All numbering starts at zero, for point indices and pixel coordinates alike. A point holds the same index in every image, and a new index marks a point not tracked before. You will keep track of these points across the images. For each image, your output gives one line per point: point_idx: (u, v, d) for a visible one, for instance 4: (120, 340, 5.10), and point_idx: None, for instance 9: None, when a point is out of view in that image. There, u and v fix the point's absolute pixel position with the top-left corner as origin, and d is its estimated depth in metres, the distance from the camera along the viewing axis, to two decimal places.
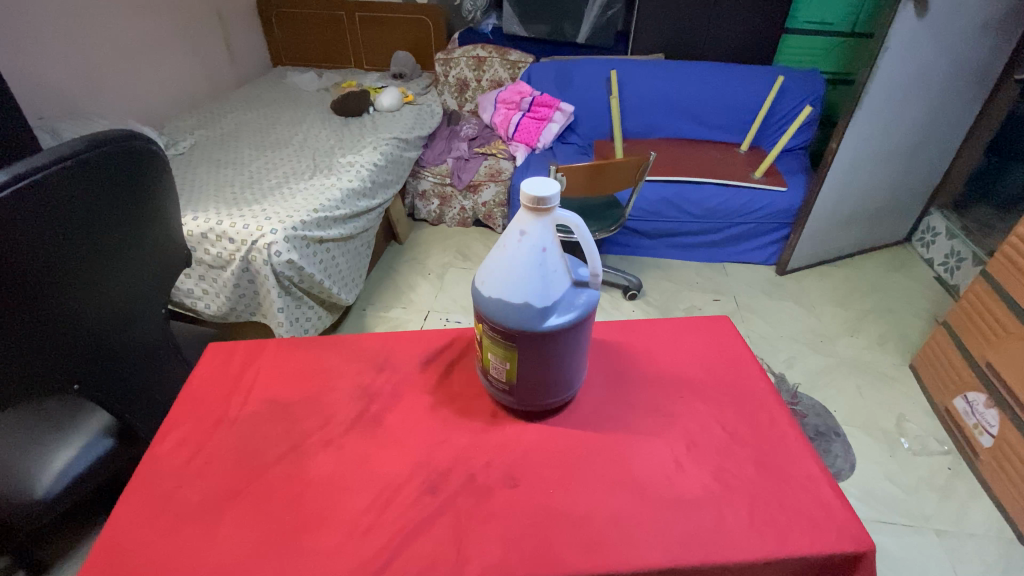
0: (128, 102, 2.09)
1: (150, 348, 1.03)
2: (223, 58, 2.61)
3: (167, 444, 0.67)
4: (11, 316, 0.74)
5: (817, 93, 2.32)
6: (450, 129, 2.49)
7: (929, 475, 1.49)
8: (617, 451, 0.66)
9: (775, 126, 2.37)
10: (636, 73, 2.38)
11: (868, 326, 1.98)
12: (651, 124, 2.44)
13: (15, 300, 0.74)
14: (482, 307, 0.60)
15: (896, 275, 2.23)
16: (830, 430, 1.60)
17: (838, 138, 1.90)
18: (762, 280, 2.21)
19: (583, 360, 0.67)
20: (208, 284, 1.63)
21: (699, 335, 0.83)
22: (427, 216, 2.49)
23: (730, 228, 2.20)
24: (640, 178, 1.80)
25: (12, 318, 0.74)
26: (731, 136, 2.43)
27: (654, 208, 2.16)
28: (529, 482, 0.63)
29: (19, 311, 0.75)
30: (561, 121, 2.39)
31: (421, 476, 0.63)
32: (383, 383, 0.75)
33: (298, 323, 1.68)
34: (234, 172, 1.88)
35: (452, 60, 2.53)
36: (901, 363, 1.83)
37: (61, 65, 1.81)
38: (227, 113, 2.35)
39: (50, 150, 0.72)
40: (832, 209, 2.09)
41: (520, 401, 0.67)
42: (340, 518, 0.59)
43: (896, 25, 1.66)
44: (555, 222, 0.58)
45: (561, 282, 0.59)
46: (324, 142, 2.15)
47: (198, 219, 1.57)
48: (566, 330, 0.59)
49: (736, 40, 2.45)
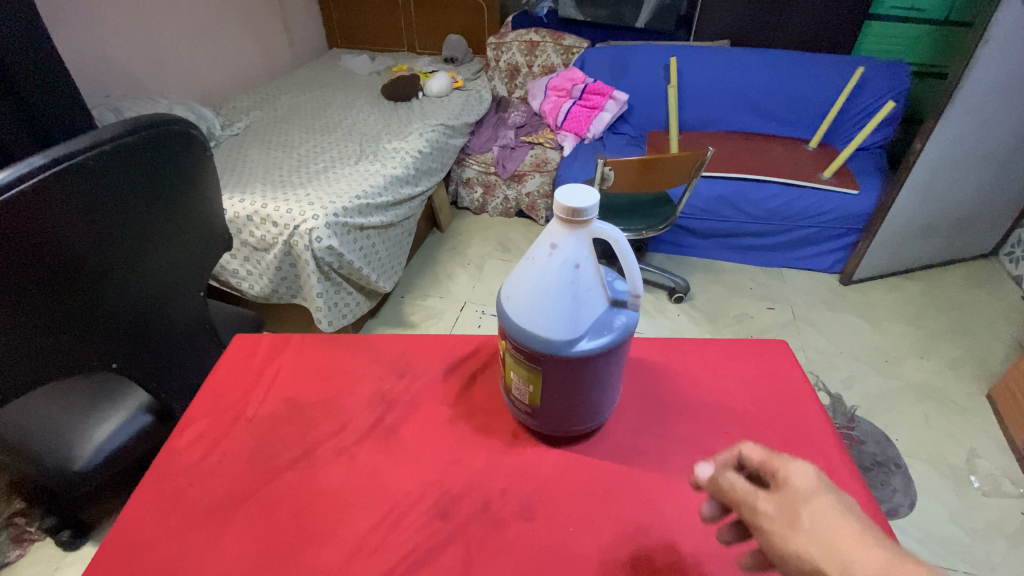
0: (189, 84, 2.16)
1: (190, 330, 1.06)
2: (281, 40, 2.66)
3: (185, 438, 0.66)
4: (16, 304, 0.71)
5: (899, 86, 2.11)
6: (498, 116, 2.44)
7: (999, 519, 1.34)
8: (646, 489, 0.60)
9: (850, 121, 2.17)
10: (698, 60, 2.23)
11: (941, 347, 1.80)
12: (710, 116, 2.30)
13: (26, 288, 0.71)
14: (506, 324, 0.55)
15: (977, 293, 2.01)
16: (889, 460, 1.46)
17: (922, 139, 1.72)
18: (823, 290, 2.04)
19: (616, 385, 0.61)
20: (252, 266, 1.66)
21: (749, 362, 0.75)
22: (470, 205, 2.45)
23: (791, 231, 2.04)
24: (694, 175, 1.68)
25: (19, 306, 0.72)
26: (798, 131, 2.25)
27: (708, 206, 2.02)
28: (550, 516, 0.57)
29: (33, 298, 0.73)
30: (614, 110, 2.28)
31: (434, 497, 0.59)
32: (402, 391, 0.71)
33: (336, 308, 1.69)
34: (283, 154, 1.91)
35: (504, 45, 2.46)
36: (977, 393, 1.65)
37: (129, 48, 1.89)
38: (281, 95, 2.39)
39: (89, 134, 0.71)
40: (910, 215, 1.90)
41: (544, 426, 0.62)
42: (347, 536, 0.56)
43: (1001, 13, 1.48)
44: (592, 236, 0.52)
45: (595, 302, 0.53)
46: (372, 127, 2.15)
47: (244, 201, 1.60)
48: (596, 356, 0.53)
49: (812, 27, 2.25)
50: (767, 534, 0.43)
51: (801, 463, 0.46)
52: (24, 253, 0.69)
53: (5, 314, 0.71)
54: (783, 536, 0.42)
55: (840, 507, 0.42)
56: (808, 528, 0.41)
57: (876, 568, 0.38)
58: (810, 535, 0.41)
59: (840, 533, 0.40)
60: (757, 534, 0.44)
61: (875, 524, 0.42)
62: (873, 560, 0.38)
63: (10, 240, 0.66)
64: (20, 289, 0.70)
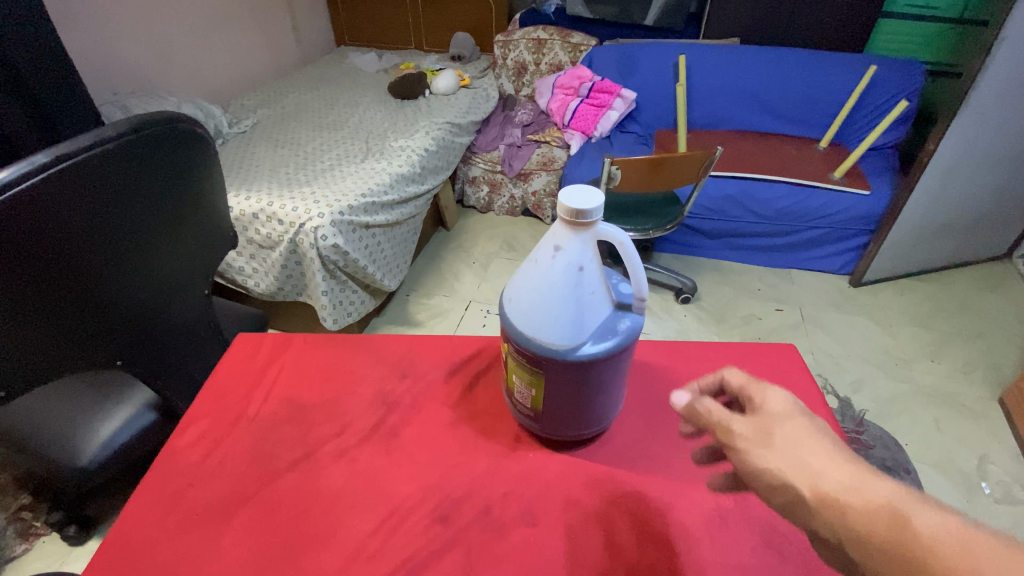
0: (197, 82, 2.17)
1: (194, 329, 1.05)
2: (289, 38, 2.66)
3: (186, 438, 0.65)
4: (20, 303, 0.71)
5: (913, 85, 2.07)
6: (504, 114, 2.43)
7: (1010, 527, 1.31)
8: (651, 496, 0.59)
9: (862, 120, 2.14)
10: (707, 58, 2.21)
11: (953, 351, 1.77)
12: (719, 114, 2.27)
13: (28, 288, 0.71)
14: (508, 327, 0.54)
15: (990, 296, 1.98)
16: (899, 465, 1.33)
17: (935, 139, 1.69)
18: (832, 291, 2.02)
19: (620, 390, 0.60)
20: (258, 263, 1.66)
21: (757, 366, 0.74)
22: (476, 203, 2.44)
23: (801, 232, 2.01)
24: (702, 175, 1.67)
25: (22, 306, 0.71)
26: (808, 130, 2.22)
27: (716, 206, 2.00)
28: (552, 522, 0.57)
29: (37, 297, 0.72)
30: (621, 108, 2.26)
31: (435, 501, 0.59)
32: (404, 393, 0.70)
33: (341, 306, 1.69)
34: (290, 152, 1.91)
35: (511, 43, 2.44)
36: (989, 397, 1.62)
37: (138, 46, 1.90)
38: (289, 92, 2.39)
39: (92, 132, 0.71)
40: (922, 216, 1.87)
41: (547, 430, 0.61)
42: (346, 540, 0.56)
43: (1017, 11, 1.45)
44: (596, 238, 0.51)
45: (599, 306, 0.52)
46: (379, 125, 2.14)
47: (250, 199, 1.60)
48: (600, 361, 0.52)
49: (823, 25, 2.22)
50: (741, 452, 0.45)
51: (776, 389, 0.48)
52: (28, 250, 0.68)
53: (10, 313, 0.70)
54: (756, 454, 0.44)
55: (810, 426, 0.45)
56: (780, 446, 0.44)
57: (843, 482, 0.41)
58: (782, 453, 0.44)
59: (811, 451, 0.43)
60: (732, 452, 0.46)
61: (842, 445, 0.45)
62: (841, 474, 0.41)
63: (14, 237, 0.66)
64: (24, 288, 0.70)
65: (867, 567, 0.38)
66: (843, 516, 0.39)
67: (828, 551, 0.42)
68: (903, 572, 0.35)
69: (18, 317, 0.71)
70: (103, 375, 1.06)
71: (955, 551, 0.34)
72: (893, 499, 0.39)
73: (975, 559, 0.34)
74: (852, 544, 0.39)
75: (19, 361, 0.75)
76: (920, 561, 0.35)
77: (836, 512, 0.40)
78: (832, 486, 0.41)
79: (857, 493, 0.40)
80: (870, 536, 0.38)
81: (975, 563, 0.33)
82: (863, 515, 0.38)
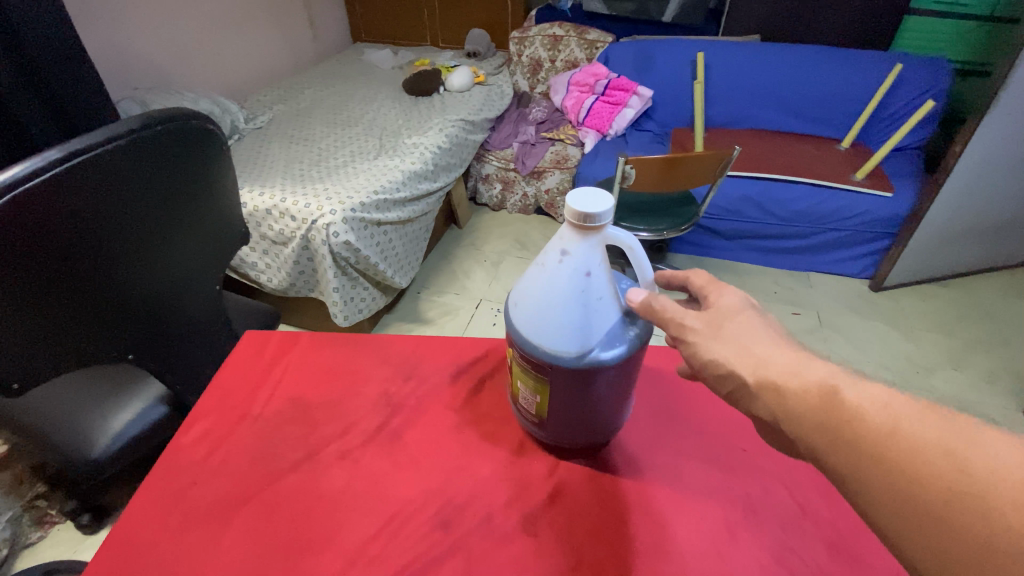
0: (214, 78, 2.19)
1: (206, 323, 1.06)
2: (305, 35, 2.67)
3: (191, 435, 0.65)
4: (33, 299, 0.71)
5: (941, 85, 2.00)
6: (519, 112, 2.41)
7: None
8: (657, 507, 0.57)
9: (886, 120, 2.08)
10: (726, 55, 2.16)
11: (976, 359, 1.72)
12: (738, 113, 2.23)
13: (41, 283, 0.71)
14: (514, 331, 0.53)
15: (1017, 303, 1.91)
16: None
17: (963, 140, 1.63)
18: (851, 295, 1.97)
19: (628, 398, 0.59)
20: (271, 259, 1.67)
21: None
22: (489, 201, 2.43)
23: (820, 234, 1.97)
24: (719, 174, 1.63)
25: (34, 302, 0.71)
26: (830, 130, 2.16)
27: (732, 207, 1.96)
28: (554, 532, 0.55)
29: (51, 291, 0.73)
30: (637, 106, 2.23)
31: (436, 506, 0.58)
32: (408, 394, 0.70)
33: (352, 302, 1.69)
34: (304, 148, 1.92)
35: (527, 39, 2.42)
36: (1014, 408, 1.56)
37: (156, 41, 1.92)
38: (304, 89, 2.40)
39: (105, 128, 0.71)
40: (947, 220, 1.81)
41: (552, 437, 0.60)
42: (346, 543, 0.55)
43: None
44: (605, 243, 0.49)
45: (607, 312, 0.51)
46: (392, 121, 2.14)
47: (263, 195, 1.61)
48: (608, 369, 0.51)
49: (848, 21, 2.16)
50: (692, 344, 0.48)
51: (733, 290, 0.50)
52: (42, 245, 0.68)
53: (23, 309, 0.71)
54: (704, 346, 0.47)
55: (759, 321, 0.48)
56: (728, 336, 0.47)
57: (782, 365, 0.43)
58: (728, 342, 0.46)
59: (756, 340, 0.45)
60: (683, 345, 0.49)
61: (786, 333, 0.47)
62: (781, 358, 0.44)
63: (27, 233, 0.66)
64: (37, 283, 0.70)
65: (800, 440, 0.41)
66: (782, 395, 0.42)
67: (767, 431, 0.45)
68: (833, 440, 0.38)
69: (30, 313, 0.72)
70: (116, 368, 1.08)
71: (881, 415, 0.37)
72: (827, 376, 0.41)
73: (897, 425, 0.36)
74: (786, 421, 0.41)
75: (34, 355, 0.76)
76: (848, 430, 0.38)
77: (773, 394, 0.42)
78: (773, 370, 0.43)
79: (796, 374, 0.42)
80: (805, 412, 0.40)
81: (897, 425, 0.36)
82: (797, 395, 0.41)
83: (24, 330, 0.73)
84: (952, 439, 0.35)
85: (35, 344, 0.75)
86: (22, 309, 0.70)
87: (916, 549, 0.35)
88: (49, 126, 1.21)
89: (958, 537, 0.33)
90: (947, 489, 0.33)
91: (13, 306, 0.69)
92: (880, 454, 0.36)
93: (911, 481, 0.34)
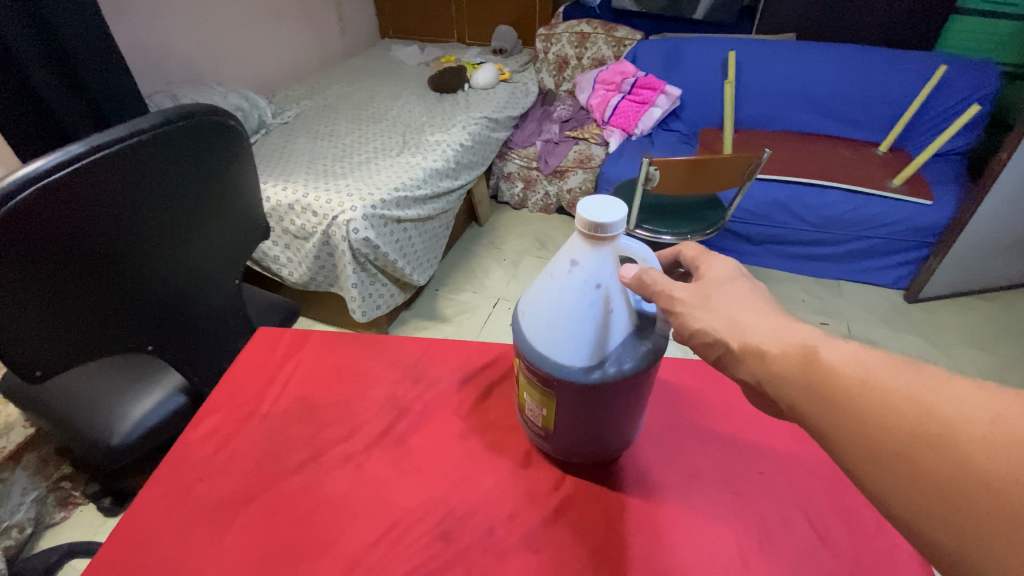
0: (245, 73, 2.23)
1: (224, 316, 1.07)
2: (334, 31, 2.70)
3: (200, 431, 0.66)
4: (56, 289, 0.72)
5: (987, 88, 1.90)
6: (543, 110, 2.38)
7: None
8: (665, 528, 0.55)
9: (927, 123, 1.98)
10: (760, 54, 2.10)
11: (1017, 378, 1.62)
12: (770, 114, 2.16)
13: (67, 274, 0.72)
14: (521, 340, 0.51)
15: None
16: None
17: (1010, 147, 1.54)
18: (883, 306, 1.89)
19: (639, 412, 0.57)
20: (292, 253, 1.69)
21: None
22: (510, 199, 2.41)
23: (852, 241, 1.89)
24: (748, 177, 1.58)
25: (59, 292, 0.73)
26: (867, 133, 2.07)
27: (761, 210, 1.90)
28: (556, 549, 0.54)
29: (74, 282, 0.74)
30: (665, 105, 2.18)
31: (438, 515, 0.57)
32: (416, 398, 0.69)
33: (371, 298, 1.70)
34: (328, 144, 1.93)
35: (554, 36, 2.37)
36: None
37: (190, 37, 1.95)
38: (331, 84, 2.42)
39: (128, 123, 0.71)
40: (990, 230, 1.72)
41: (558, 450, 0.58)
42: (346, 549, 0.54)
43: None
44: (616, 253, 0.47)
45: (619, 326, 0.49)
46: (416, 118, 2.14)
47: (286, 190, 1.62)
48: (618, 384, 0.49)
49: (890, 20, 2.07)
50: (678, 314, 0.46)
51: (722, 260, 0.50)
52: (65, 237, 0.69)
53: (44, 299, 0.72)
54: (692, 315, 0.45)
55: (749, 289, 0.47)
56: (715, 306, 0.45)
57: (763, 329, 0.42)
58: (718, 313, 0.45)
59: (741, 308, 0.45)
60: (671, 317, 0.46)
61: (773, 300, 0.46)
62: (764, 323, 0.43)
63: (50, 224, 0.67)
64: (59, 275, 0.71)
65: (784, 402, 0.40)
66: (764, 359, 0.41)
67: (757, 400, 0.44)
68: (816, 399, 0.38)
69: (53, 303, 0.73)
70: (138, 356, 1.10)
71: (852, 368, 0.37)
72: (807, 338, 0.40)
73: (870, 375, 0.36)
74: (772, 386, 0.41)
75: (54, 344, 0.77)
76: (823, 383, 0.38)
77: (759, 359, 0.41)
78: (755, 335, 0.42)
79: (776, 338, 0.41)
80: (783, 373, 0.40)
81: (868, 374, 0.36)
82: (780, 358, 0.40)
83: (46, 319, 0.74)
84: (925, 387, 0.35)
85: (56, 333, 0.76)
86: (42, 299, 0.72)
87: (894, 496, 0.34)
88: (79, 115, 1.24)
89: (935, 483, 0.32)
90: (917, 429, 0.33)
91: (38, 295, 0.71)
92: (854, 406, 0.36)
93: (888, 427, 0.34)
